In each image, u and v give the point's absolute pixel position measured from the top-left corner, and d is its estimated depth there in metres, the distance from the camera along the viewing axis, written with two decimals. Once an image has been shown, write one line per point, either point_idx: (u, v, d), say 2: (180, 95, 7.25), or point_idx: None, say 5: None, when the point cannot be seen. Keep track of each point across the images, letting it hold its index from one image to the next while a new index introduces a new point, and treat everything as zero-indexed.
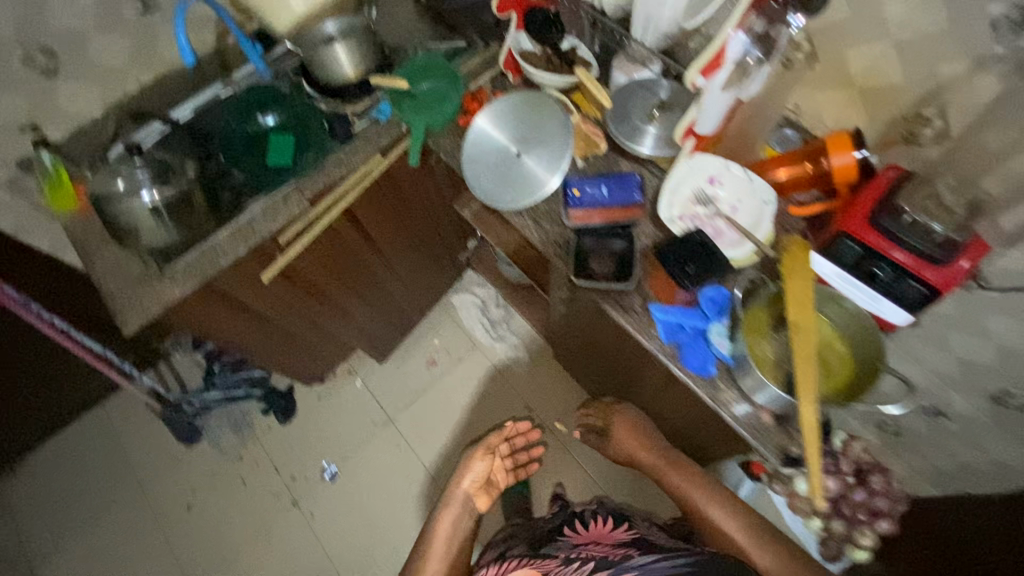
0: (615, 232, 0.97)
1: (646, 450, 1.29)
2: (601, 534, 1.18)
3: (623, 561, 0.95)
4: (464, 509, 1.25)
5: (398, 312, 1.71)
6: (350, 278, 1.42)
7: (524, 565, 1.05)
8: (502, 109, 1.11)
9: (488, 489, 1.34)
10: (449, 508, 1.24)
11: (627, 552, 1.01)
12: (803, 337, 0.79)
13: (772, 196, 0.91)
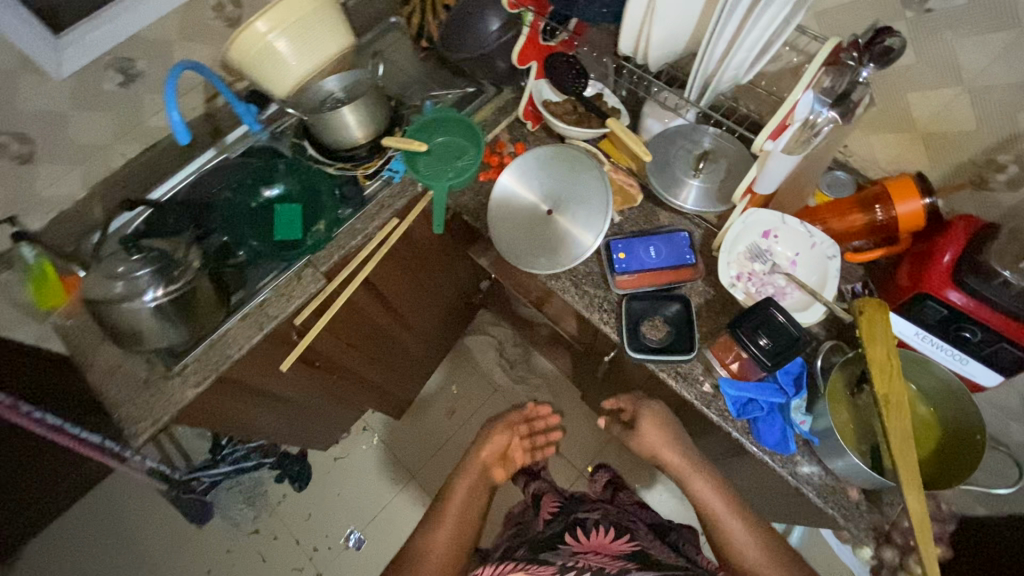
0: (670, 295, 0.90)
1: (668, 446, 1.00)
2: (602, 545, 0.95)
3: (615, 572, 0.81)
4: (474, 495, 1.00)
5: (406, 358, 1.50)
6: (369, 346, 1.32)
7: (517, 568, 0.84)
8: (529, 165, 1.03)
9: (505, 459, 1.11)
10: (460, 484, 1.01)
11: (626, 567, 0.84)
12: (898, 414, 0.73)
13: (836, 250, 0.85)
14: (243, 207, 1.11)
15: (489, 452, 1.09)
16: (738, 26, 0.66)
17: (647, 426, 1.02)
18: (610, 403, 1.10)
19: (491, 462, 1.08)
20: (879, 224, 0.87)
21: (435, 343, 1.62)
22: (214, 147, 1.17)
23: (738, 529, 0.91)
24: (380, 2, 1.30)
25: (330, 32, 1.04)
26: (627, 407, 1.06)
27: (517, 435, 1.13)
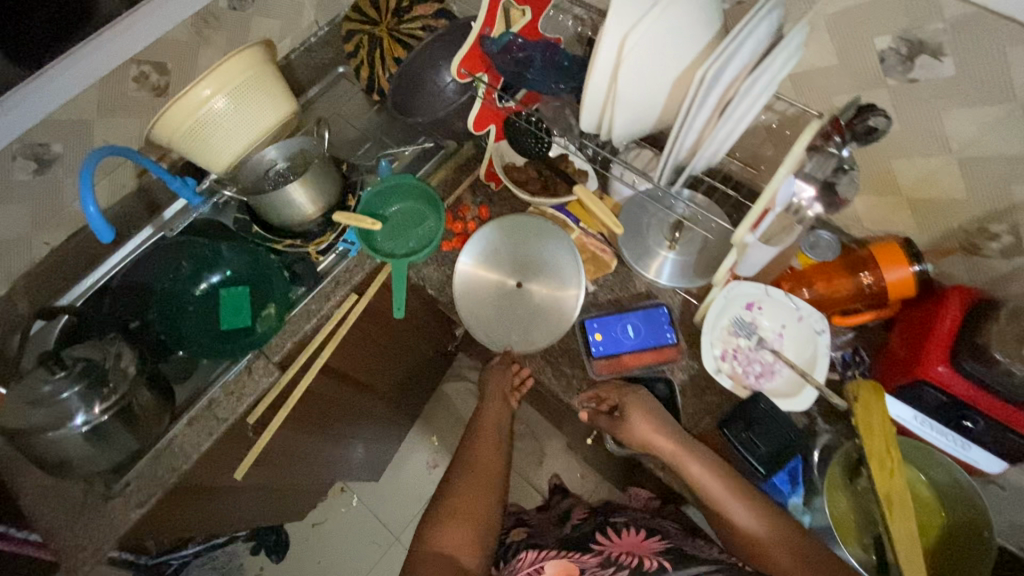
0: (652, 377, 0.84)
1: (662, 429, 0.77)
2: (635, 544, 0.86)
3: (655, 568, 0.75)
4: (496, 430, 0.94)
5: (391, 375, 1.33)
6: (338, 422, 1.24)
7: (559, 557, 0.83)
8: (492, 233, 0.95)
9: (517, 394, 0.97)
10: (481, 432, 0.94)
11: (663, 564, 0.75)
12: (903, 512, 0.67)
13: (824, 324, 0.80)
14: (181, 294, 1.01)
15: (500, 392, 0.95)
16: (708, 119, 0.59)
17: (637, 417, 0.78)
18: (585, 392, 0.84)
19: (504, 399, 0.96)
20: (863, 290, 0.81)
21: (431, 352, 1.49)
22: (150, 224, 1.07)
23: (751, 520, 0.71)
24: (326, 52, 1.21)
25: (271, 100, 0.95)
26: (610, 396, 0.82)
27: (507, 386, 0.95)
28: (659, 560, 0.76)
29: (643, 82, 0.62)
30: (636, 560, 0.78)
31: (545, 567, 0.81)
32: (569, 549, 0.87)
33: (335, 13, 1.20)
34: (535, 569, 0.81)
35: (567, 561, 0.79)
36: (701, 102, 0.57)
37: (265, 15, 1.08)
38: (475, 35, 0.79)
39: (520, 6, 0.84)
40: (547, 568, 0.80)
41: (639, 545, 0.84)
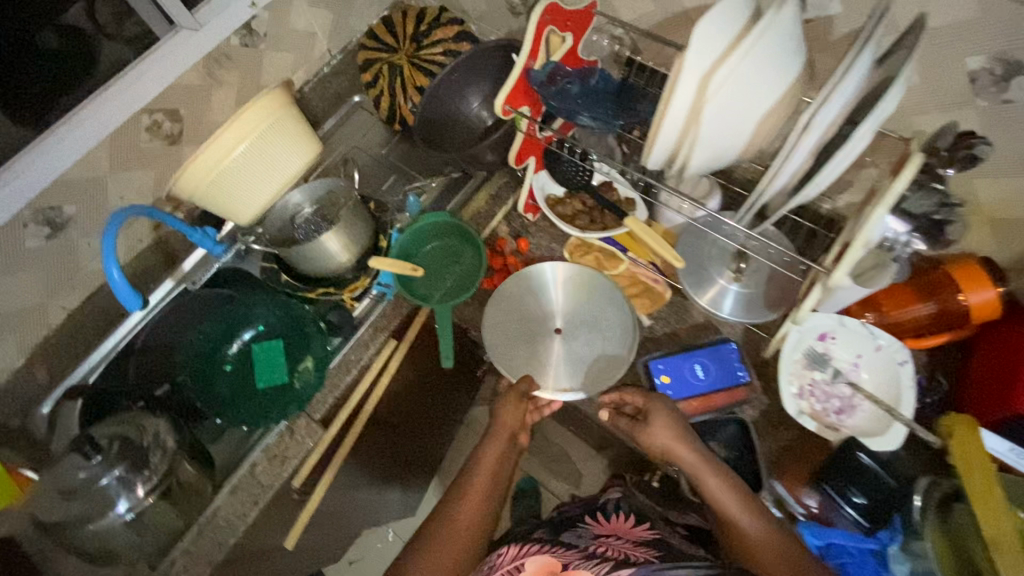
0: (724, 417, 0.80)
1: (682, 441, 0.73)
2: (622, 531, 0.80)
3: (641, 562, 0.69)
4: (504, 468, 0.80)
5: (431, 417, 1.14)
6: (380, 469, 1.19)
7: (542, 551, 0.74)
8: (547, 276, 0.90)
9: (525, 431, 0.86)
10: (490, 441, 0.82)
11: (647, 558, 0.69)
12: (1013, 556, 0.59)
13: (906, 354, 0.75)
14: (212, 354, 0.95)
15: (508, 430, 0.82)
16: (805, 161, 0.54)
17: (660, 419, 0.74)
18: (607, 394, 0.83)
19: (514, 435, 0.83)
20: (932, 315, 0.78)
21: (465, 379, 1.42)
22: (171, 276, 0.99)
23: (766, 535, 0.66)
24: (339, 82, 1.15)
25: (294, 143, 0.90)
26: (635, 399, 0.79)
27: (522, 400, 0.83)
28: (643, 554, 0.71)
29: (727, 121, 0.57)
30: (622, 554, 0.71)
31: (527, 565, 0.72)
32: (551, 540, 0.78)
33: (346, 40, 1.14)
34: (515, 566, 0.72)
35: (549, 558, 0.71)
36: (802, 145, 0.52)
37: (277, 49, 1.02)
38: (520, 68, 0.73)
39: (561, 32, 0.76)
40: (529, 567, 0.72)
41: (625, 532, 0.78)
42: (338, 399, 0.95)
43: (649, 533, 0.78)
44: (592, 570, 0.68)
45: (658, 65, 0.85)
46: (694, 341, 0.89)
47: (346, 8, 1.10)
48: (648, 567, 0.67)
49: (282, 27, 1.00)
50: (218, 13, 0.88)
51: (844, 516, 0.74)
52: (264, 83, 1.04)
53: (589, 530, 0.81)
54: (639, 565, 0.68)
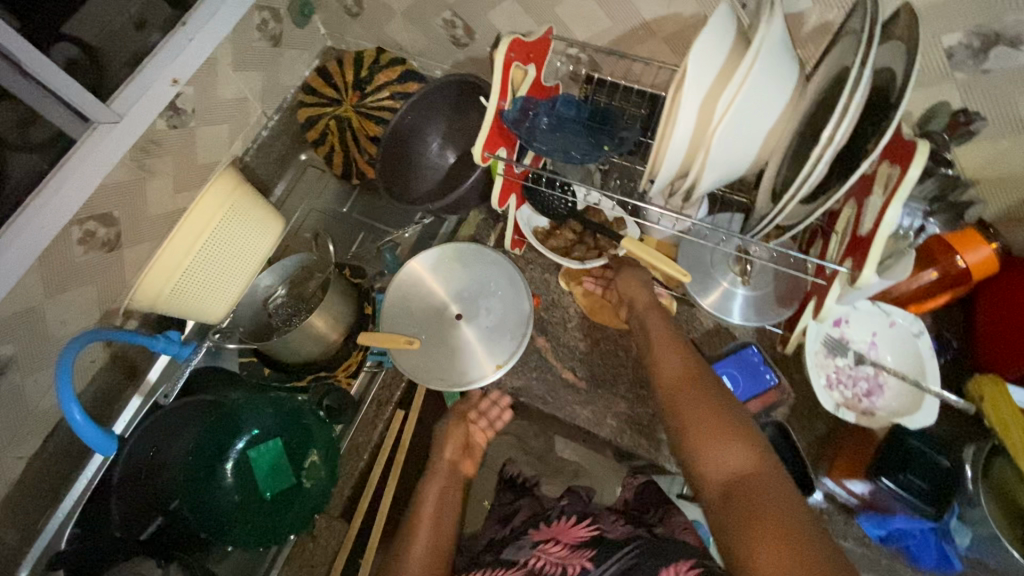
0: (760, 423, 0.79)
1: (661, 322, 0.75)
2: (563, 532, 0.68)
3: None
4: (446, 503, 0.76)
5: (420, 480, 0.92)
6: None
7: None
8: (435, 262, 0.90)
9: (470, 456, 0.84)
10: (428, 484, 0.78)
11: (582, 564, 0.59)
12: None
13: (920, 326, 0.76)
14: (203, 475, 0.86)
15: (446, 462, 0.81)
16: (822, 172, 0.52)
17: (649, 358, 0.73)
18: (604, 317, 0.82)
19: (454, 465, 0.81)
20: (935, 281, 0.78)
21: None
22: (138, 391, 0.90)
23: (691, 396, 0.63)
24: (281, 145, 1.08)
25: (256, 223, 0.82)
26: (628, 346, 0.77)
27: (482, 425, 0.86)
28: (580, 560, 0.60)
29: (736, 141, 0.55)
30: (556, 568, 0.60)
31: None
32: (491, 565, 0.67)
33: (280, 98, 1.06)
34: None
35: None
36: (823, 158, 0.50)
37: (209, 123, 0.93)
38: (492, 112, 0.68)
39: (524, 65, 0.71)
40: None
41: (565, 533, 0.67)
42: (355, 486, 0.88)
43: (589, 530, 0.66)
44: None
45: (625, 80, 0.83)
46: (710, 348, 0.87)
47: (274, 65, 1.02)
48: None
49: (209, 100, 0.92)
50: (138, 98, 0.79)
51: (900, 502, 0.71)
52: (200, 161, 0.95)
53: (529, 541, 0.69)
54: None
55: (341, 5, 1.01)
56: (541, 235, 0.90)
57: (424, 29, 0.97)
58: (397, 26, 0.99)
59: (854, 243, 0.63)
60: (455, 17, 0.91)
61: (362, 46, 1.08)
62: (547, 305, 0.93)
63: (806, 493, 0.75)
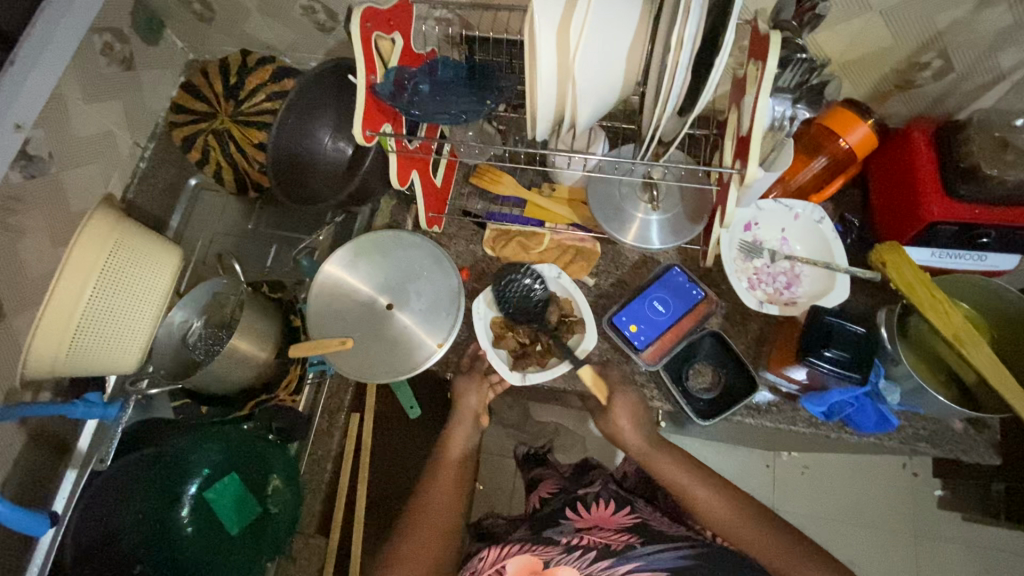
0: (697, 338, 0.82)
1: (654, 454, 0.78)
2: (603, 519, 0.80)
3: (622, 548, 0.70)
4: (467, 466, 0.79)
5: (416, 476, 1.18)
6: None
7: (523, 551, 0.72)
8: (353, 256, 0.86)
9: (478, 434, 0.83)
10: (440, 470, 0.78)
11: (629, 543, 0.71)
12: (976, 348, 0.70)
13: (821, 212, 0.80)
14: (163, 532, 0.81)
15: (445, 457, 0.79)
16: (683, 80, 0.54)
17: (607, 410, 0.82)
18: (522, 330, 0.84)
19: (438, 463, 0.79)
20: (827, 165, 0.84)
21: None
22: (70, 465, 0.86)
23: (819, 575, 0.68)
24: (165, 174, 1.02)
25: (153, 258, 0.77)
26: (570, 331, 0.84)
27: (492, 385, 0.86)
28: (626, 540, 0.72)
29: (598, 66, 0.55)
30: (603, 542, 0.72)
31: (509, 566, 0.70)
32: (534, 539, 0.76)
33: (151, 125, 1.00)
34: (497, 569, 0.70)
35: (529, 557, 0.70)
36: (679, 65, 0.51)
37: (73, 165, 0.87)
38: (363, 88, 0.65)
39: (388, 35, 0.69)
40: (511, 567, 0.70)
41: (607, 521, 0.79)
42: (326, 499, 0.86)
43: (631, 517, 0.80)
44: (573, 566, 0.68)
45: (497, 34, 0.82)
46: (638, 279, 0.90)
47: (134, 90, 0.95)
48: (627, 555, 0.68)
49: (67, 139, 0.85)
50: None
51: (831, 376, 0.71)
52: (76, 208, 0.88)
53: (570, 524, 0.80)
54: (621, 554, 0.69)
55: (189, 10, 0.94)
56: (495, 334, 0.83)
57: (285, 21, 0.92)
58: (256, 23, 0.94)
59: (740, 144, 0.64)
60: (312, 1, 0.87)
61: (226, 52, 1.02)
62: (477, 276, 0.92)
63: (750, 392, 0.79)
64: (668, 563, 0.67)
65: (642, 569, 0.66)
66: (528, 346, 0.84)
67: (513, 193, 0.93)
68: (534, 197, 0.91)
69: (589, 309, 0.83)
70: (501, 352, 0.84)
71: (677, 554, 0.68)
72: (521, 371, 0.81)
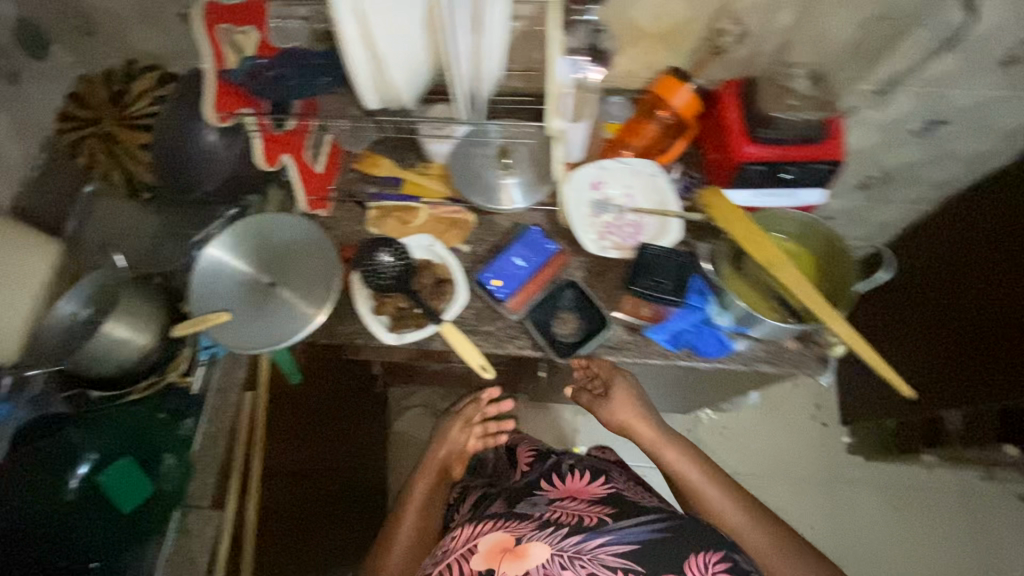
0: (559, 286, 0.89)
1: (668, 444, 0.90)
2: (578, 489, 0.85)
3: (595, 524, 0.72)
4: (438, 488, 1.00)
5: (330, 448, 1.22)
6: (322, 515, 1.19)
7: (496, 528, 0.75)
8: (237, 239, 0.91)
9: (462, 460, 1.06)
10: (422, 477, 1.01)
11: (600, 517, 0.73)
12: (787, 270, 0.79)
13: (655, 167, 0.91)
14: (52, 515, 0.83)
15: (438, 463, 1.03)
16: (470, 39, 0.62)
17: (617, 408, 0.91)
18: (393, 297, 0.89)
19: (442, 464, 1.03)
20: (669, 123, 0.94)
21: (360, 397, 1.41)
22: None
23: (761, 540, 0.80)
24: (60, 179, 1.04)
25: (22, 254, 0.91)
26: (437, 292, 0.90)
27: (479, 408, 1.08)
28: (598, 515, 0.74)
29: (396, 35, 0.63)
30: (576, 518, 0.74)
31: (480, 544, 0.73)
32: (506, 513, 0.79)
33: (41, 135, 1.04)
34: (469, 548, 0.73)
35: (501, 535, 0.72)
36: (459, 26, 0.59)
37: None
38: (212, 74, 0.74)
39: (240, 28, 0.76)
40: (482, 545, 0.73)
41: (580, 492, 0.83)
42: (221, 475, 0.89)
43: (604, 488, 0.84)
44: (544, 540, 0.70)
45: None
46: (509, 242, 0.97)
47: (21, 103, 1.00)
48: (600, 529, 0.71)
49: None
50: None
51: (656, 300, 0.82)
52: None
53: (544, 497, 0.83)
54: (593, 528, 0.71)
55: (70, 25, 1.00)
56: (372, 301, 0.90)
57: (162, 28, 0.98)
58: (137, 32, 1.00)
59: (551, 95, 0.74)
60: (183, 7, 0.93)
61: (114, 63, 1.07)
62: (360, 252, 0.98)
63: (602, 329, 0.86)
64: (639, 537, 0.70)
65: (612, 543, 0.69)
66: (400, 309, 0.89)
67: (391, 174, 1.00)
68: (409, 175, 0.99)
69: (461, 273, 0.91)
70: (382, 316, 0.90)
71: (649, 528, 0.71)
72: (397, 332, 0.89)
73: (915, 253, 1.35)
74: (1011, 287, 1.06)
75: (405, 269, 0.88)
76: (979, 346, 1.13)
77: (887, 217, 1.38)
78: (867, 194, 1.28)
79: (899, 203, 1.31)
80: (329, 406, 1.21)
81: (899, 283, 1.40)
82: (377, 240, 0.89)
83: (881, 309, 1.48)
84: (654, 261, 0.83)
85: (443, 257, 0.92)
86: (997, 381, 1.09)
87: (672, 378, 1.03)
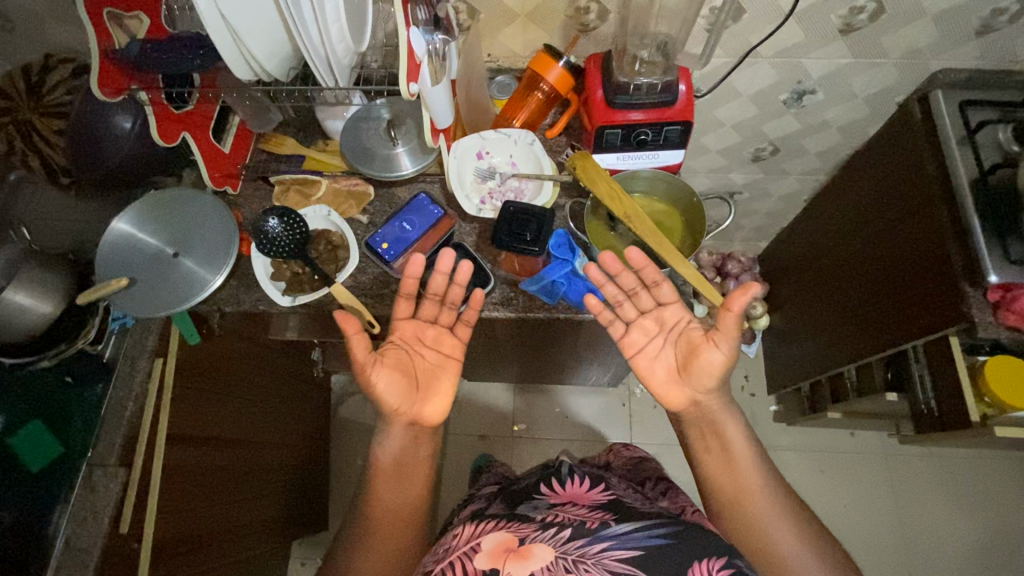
0: (444, 248, 0.96)
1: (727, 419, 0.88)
2: (577, 495, 0.85)
3: (596, 527, 0.70)
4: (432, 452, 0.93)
5: (259, 421, 1.25)
6: (249, 489, 1.22)
7: (498, 529, 0.72)
8: (144, 214, 0.97)
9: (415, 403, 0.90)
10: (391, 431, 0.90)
11: (603, 521, 0.72)
12: (640, 222, 0.88)
13: (531, 135, 0.98)
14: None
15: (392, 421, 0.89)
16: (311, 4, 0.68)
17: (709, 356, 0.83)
18: (289, 264, 0.96)
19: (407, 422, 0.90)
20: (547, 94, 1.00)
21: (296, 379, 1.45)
22: None
23: (784, 539, 0.80)
24: None
25: None
26: (328, 258, 0.97)
27: (434, 298, 0.94)
28: (600, 519, 0.73)
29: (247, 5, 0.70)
30: (577, 520, 0.72)
31: (483, 543, 0.71)
32: (508, 515, 0.78)
33: None
34: (471, 546, 0.70)
35: (504, 535, 0.69)
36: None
37: None
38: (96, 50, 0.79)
39: (130, 14, 0.81)
40: (485, 544, 0.70)
41: (580, 497, 0.82)
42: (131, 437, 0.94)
43: (605, 495, 0.84)
44: (547, 542, 0.68)
45: None
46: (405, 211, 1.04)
47: None
48: (598, 535, 0.69)
49: None
50: None
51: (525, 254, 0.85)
52: None
53: (545, 500, 0.83)
54: (594, 532, 0.69)
55: None
56: (272, 267, 0.97)
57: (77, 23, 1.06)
58: (54, 28, 1.08)
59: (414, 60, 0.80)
60: None
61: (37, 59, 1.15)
62: None
63: (484, 285, 0.93)
64: (641, 544, 0.67)
65: (616, 548, 0.66)
66: (298, 274, 0.96)
67: (295, 152, 1.07)
68: (310, 152, 1.06)
69: (354, 239, 0.98)
70: (278, 280, 0.97)
71: (650, 533, 0.69)
72: (291, 295, 0.96)
73: (813, 218, 1.41)
74: (886, 238, 1.11)
75: (297, 236, 0.90)
76: (868, 299, 1.19)
77: (788, 187, 1.46)
78: (762, 166, 1.36)
79: (795, 174, 1.40)
80: (260, 382, 1.26)
81: (803, 249, 1.46)
82: (271, 208, 0.90)
83: (791, 275, 1.53)
84: (513, 219, 0.87)
85: (336, 225, 0.99)
86: (878, 334, 1.15)
87: (568, 337, 1.09)
